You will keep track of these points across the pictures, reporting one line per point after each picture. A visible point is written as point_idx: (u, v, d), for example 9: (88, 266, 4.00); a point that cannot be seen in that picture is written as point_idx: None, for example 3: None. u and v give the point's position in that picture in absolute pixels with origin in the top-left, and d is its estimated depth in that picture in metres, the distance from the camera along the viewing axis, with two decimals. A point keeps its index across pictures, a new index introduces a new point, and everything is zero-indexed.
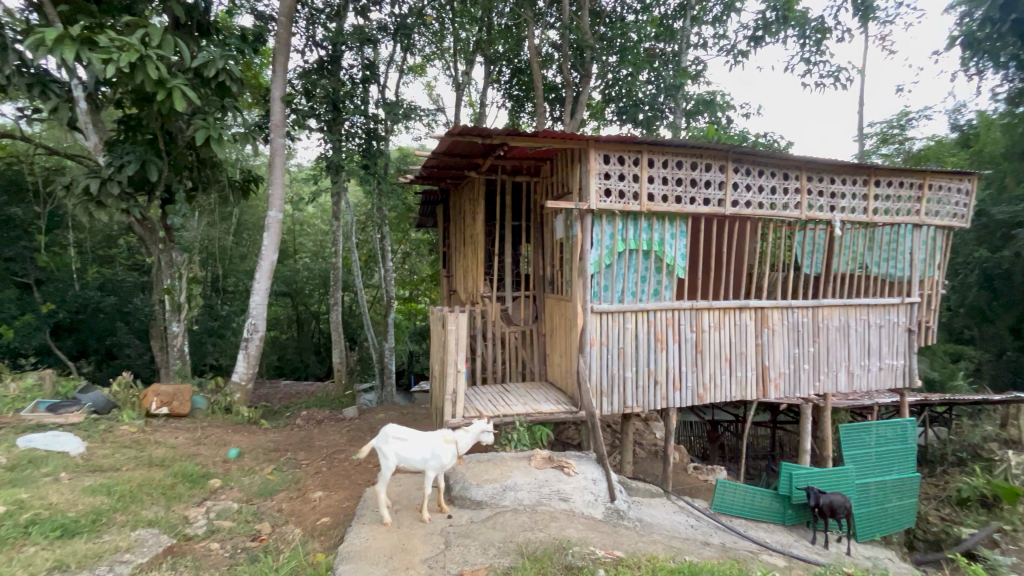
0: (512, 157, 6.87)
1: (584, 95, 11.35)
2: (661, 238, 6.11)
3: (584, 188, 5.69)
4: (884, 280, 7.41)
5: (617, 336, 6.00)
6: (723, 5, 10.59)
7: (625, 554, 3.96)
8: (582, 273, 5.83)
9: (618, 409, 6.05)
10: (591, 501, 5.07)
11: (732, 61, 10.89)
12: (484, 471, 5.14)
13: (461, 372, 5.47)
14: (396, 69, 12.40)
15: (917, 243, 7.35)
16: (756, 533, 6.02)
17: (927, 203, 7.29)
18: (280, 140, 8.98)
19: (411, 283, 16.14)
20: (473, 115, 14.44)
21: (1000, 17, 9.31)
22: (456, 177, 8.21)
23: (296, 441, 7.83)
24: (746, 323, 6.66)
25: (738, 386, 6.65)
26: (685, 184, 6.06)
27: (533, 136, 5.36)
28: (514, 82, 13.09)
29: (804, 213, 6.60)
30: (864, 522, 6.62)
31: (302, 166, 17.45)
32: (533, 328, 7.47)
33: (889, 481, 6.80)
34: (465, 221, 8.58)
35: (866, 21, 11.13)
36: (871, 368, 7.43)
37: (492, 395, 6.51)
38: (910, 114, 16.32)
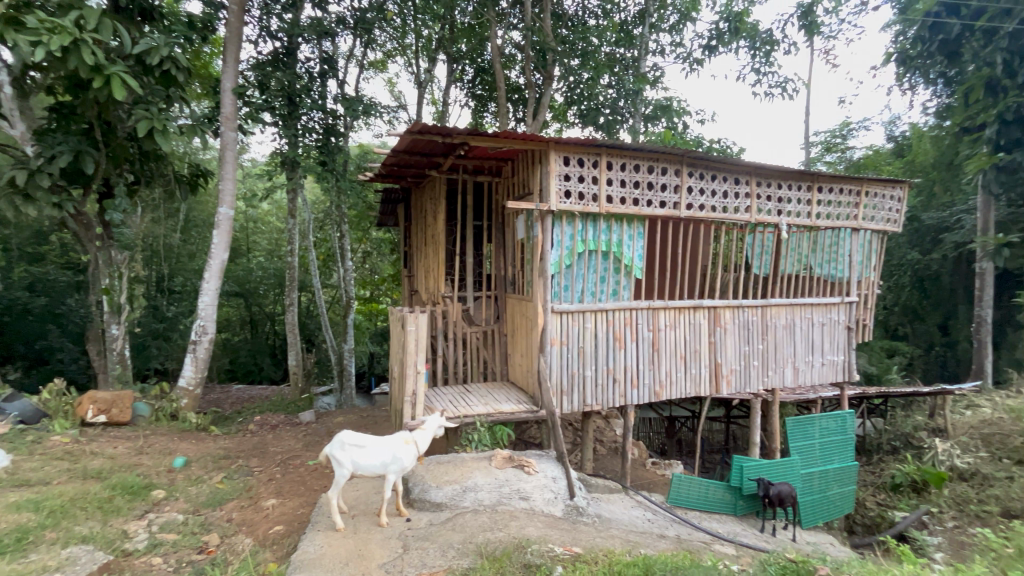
0: (473, 157, 6.85)
1: (546, 96, 11.46)
2: (619, 239, 6.25)
3: (545, 189, 5.75)
4: (826, 281, 7.83)
5: (576, 336, 6.10)
6: (679, 14, 10.94)
7: (583, 550, 4.01)
8: (543, 273, 5.88)
9: (578, 408, 6.14)
10: (551, 499, 5.11)
11: (687, 69, 11.27)
12: (444, 472, 5.10)
13: (421, 373, 5.42)
14: (355, 64, 12.14)
15: (855, 246, 7.82)
16: (709, 525, 6.25)
17: (864, 209, 7.76)
18: (231, 133, 8.63)
19: (372, 283, 15.80)
20: (435, 113, 14.33)
21: (929, 36, 9.99)
22: (417, 176, 8.11)
23: (248, 448, 7.52)
24: (700, 322, 6.90)
25: (693, 383, 6.89)
26: (642, 187, 6.22)
27: (494, 137, 5.36)
28: (478, 82, 13.07)
29: (754, 216, 6.89)
30: (808, 510, 6.99)
31: (257, 162, 16.79)
32: (494, 328, 7.47)
33: (831, 470, 7.21)
34: (427, 220, 8.48)
35: (811, 35, 11.78)
36: (815, 364, 7.86)
37: (454, 396, 6.46)
38: (850, 124, 17.40)
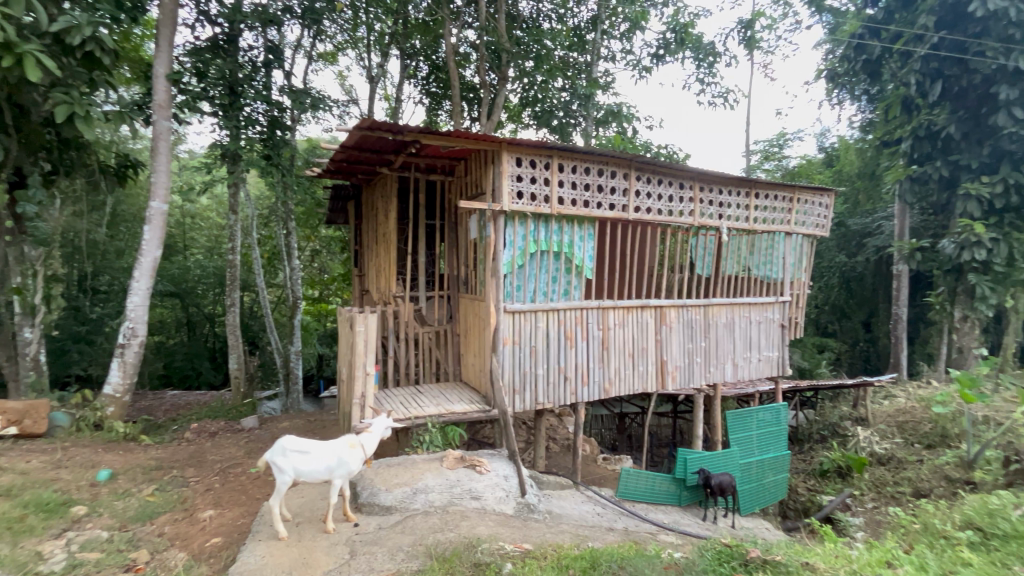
0: (425, 155, 6.76)
1: (500, 97, 11.48)
2: (570, 240, 6.37)
3: (497, 189, 5.78)
4: (763, 282, 8.32)
5: (529, 335, 6.16)
6: (629, 22, 11.24)
7: (533, 546, 4.07)
8: (495, 273, 5.90)
9: (530, 406, 6.21)
10: (502, 497, 5.14)
11: (637, 76, 11.63)
12: (394, 475, 5.02)
13: (371, 375, 5.29)
14: (303, 55, 11.69)
15: (788, 249, 8.37)
16: (655, 516, 6.49)
17: (796, 214, 8.30)
18: (165, 122, 8.08)
19: (321, 282, 15.28)
20: (388, 109, 14.05)
21: (854, 56, 10.62)
22: (368, 173, 7.91)
23: (183, 457, 7.07)
24: (647, 320, 7.15)
25: (640, 379, 7.13)
26: (593, 190, 6.36)
27: (446, 136, 5.32)
28: (432, 79, 12.93)
29: (697, 219, 7.21)
30: (746, 497, 7.41)
31: (195, 154, 15.84)
32: (447, 328, 7.41)
33: (767, 459, 7.68)
34: (378, 219, 8.29)
35: (750, 49, 12.47)
36: (752, 359, 8.33)
37: (405, 397, 6.36)
38: (786, 135, 18.58)
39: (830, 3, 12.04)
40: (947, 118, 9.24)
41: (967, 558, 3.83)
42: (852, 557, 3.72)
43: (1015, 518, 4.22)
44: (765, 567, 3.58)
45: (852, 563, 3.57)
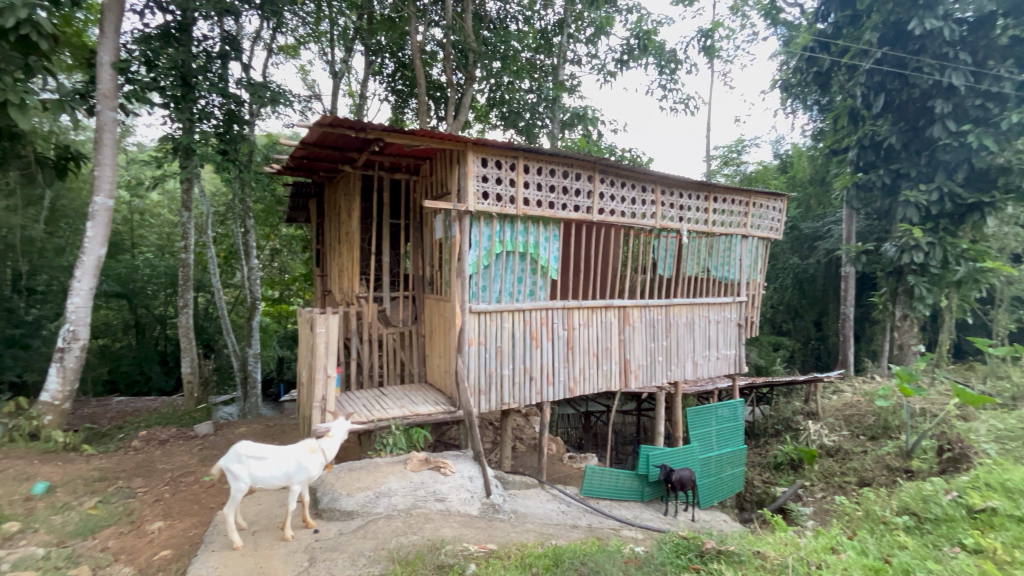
0: (389, 154, 6.66)
1: (466, 97, 11.41)
2: (536, 241, 6.42)
3: (462, 189, 5.76)
4: (721, 283, 8.62)
5: (494, 336, 6.17)
6: (595, 27, 11.41)
7: (497, 546, 4.08)
8: (461, 273, 5.88)
9: (496, 406, 6.22)
10: (467, 498, 5.12)
11: (602, 80, 11.83)
12: (356, 479, 4.93)
13: (332, 377, 5.17)
14: (263, 47, 11.29)
15: (744, 251, 8.70)
16: (618, 512, 6.61)
17: (752, 218, 8.64)
18: (110, 113, 7.65)
19: (282, 283, 14.74)
20: (353, 106, 13.76)
21: (806, 68, 11.17)
22: (330, 170, 7.70)
23: (130, 467, 6.71)
24: (611, 321, 7.29)
25: (604, 378, 7.26)
26: (558, 192, 6.43)
27: (411, 134, 5.26)
28: (398, 76, 12.75)
29: (659, 222, 7.40)
30: (705, 491, 7.66)
31: (145, 147, 15.03)
32: (412, 329, 7.31)
33: (725, 453, 7.96)
34: (341, 218, 8.11)
35: (710, 58, 12.91)
36: (711, 358, 8.62)
37: (368, 399, 6.25)
38: (744, 141, 19.30)
39: (784, 17, 12.62)
40: (889, 129, 9.86)
41: (903, 542, 4.09)
42: (801, 544, 3.92)
43: (946, 502, 4.53)
44: (720, 557, 3.71)
45: (799, 550, 3.76)
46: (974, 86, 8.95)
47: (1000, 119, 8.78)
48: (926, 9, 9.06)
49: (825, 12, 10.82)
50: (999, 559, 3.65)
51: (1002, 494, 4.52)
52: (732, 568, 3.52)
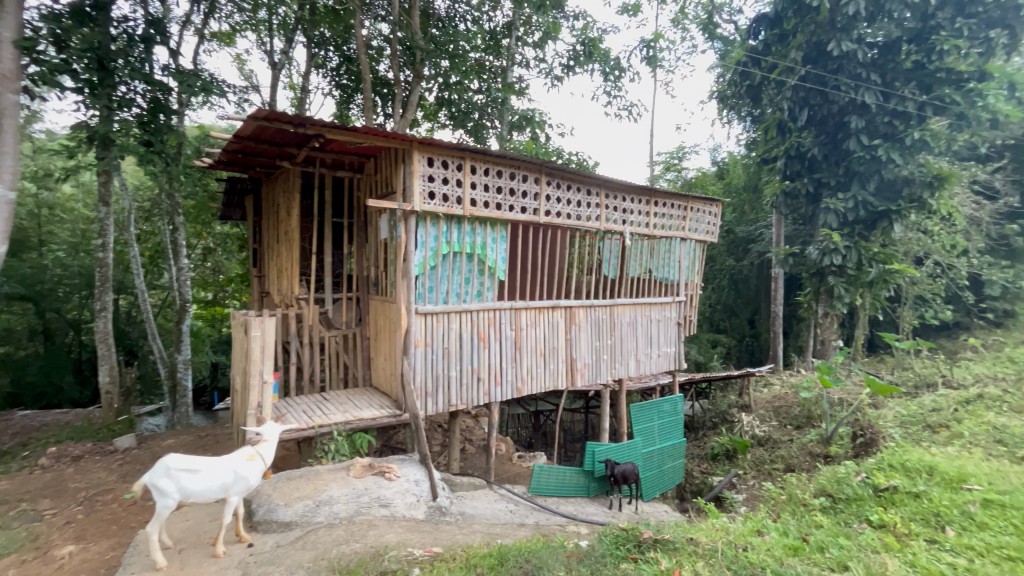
0: (331, 150, 6.44)
1: (415, 94, 11.16)
2: (483, 242, 6.42)
3: (408, 189, 5.68)
4: (663, 283, 9.00)
5: (441, 337, 6.12)
6: (542, 31, 11.58)
7: (442, 549, 4.05)
8: (406, 274, 5.78)
9: (442, 408, 6.16)
10: (413, 502, 5.04)
11: (549, 83, 12.02)
12: (294, 489, 4.74)
13: (269, 383, 4.92)
14: (193, 32, 10.59)
15: (683, 253, 9.12)
16: (565, 508, 6.74)
17: (690, 221, 9.09)
18: (10, 97, 6.75)
19: (215, 284, 13.73)
20: (294, 99, 13.17)
21: (739, 81, 11.90)
22: (268, 165, 7.34)
23: (36, 488, 6.09)
24: (558, 320, 7.43)
25: (551, 377, 7.39)
26: (505, 193, 6.47)
27: (354, 131, 5.13)
28: (343, 71, 12.36)
29: (603, 224, 7.63)
30: (648, 484, 7.96)
31: (56, 135, 13.63)
32: (355, 331, 7.09)
33: (666, 447, 8.32)
34: (279, 216, 7.74)
35: (652, 67, 13.45)
36: (653, 355, 8.98)
37: (309, 405, 6.01)
38: (684, 148, 20.22)
39: (720, 32, 13.40)
40: (812, 141, 10.69)
41: (820, 521, 4.45)
42: (730, 529, 4.18)
43: (856, 483, 4.96)
44: (656, 545, 3.87)
45: (729, 535, 4.01)
46: (883, 104, 9.86)
47: (904, 135, 9.72)
48: (842, 33, 9.92)
49: (756, 30, 11.58)
50: (899, 532, 4.06)
51: (904, 473, 5.01)
52: (668, 555, 3.69)
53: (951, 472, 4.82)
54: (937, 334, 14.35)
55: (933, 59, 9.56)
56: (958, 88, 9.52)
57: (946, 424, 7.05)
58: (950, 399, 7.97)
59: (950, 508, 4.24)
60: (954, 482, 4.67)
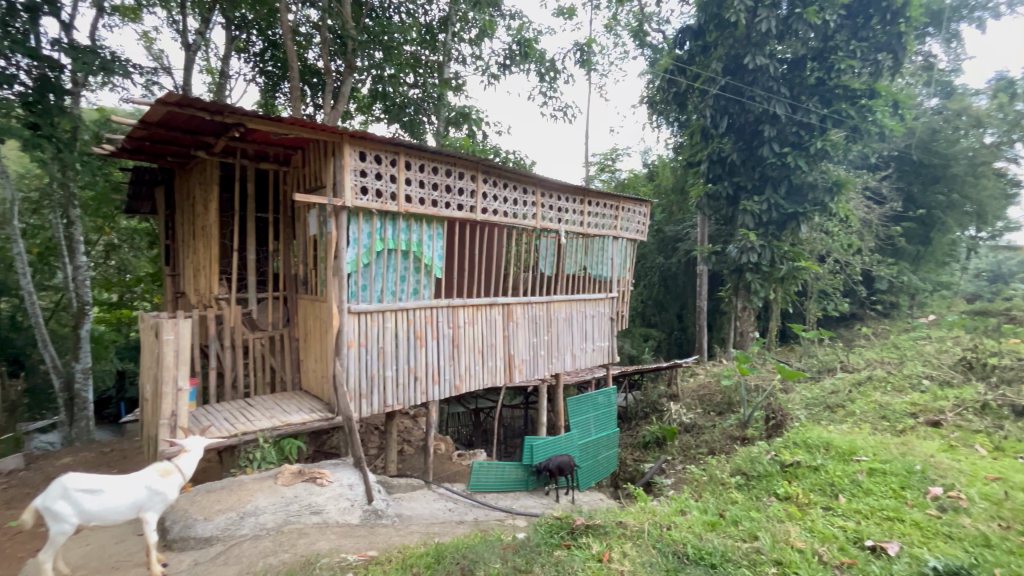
0: (253, 141, 6.06)
1: (346, 86, 10.70)
2: (418, 239, 6.33)
3: (338, 184, 5.47)
4: (596, 280, 9.32)
5: (376, 336, 5.96)
6: (478, 29, 11.56)
7: (378, 552, 3.97)
8: (338, 272, 5.56)
9: (378, 409, 6.01)
10: (347, 507, 4.91)
11: (486, 81, 12.02)
12: (216, 501, 4.44)
13: (184, 391, 4.56)
14: (89, 4, 9.50)
15: (615, 251, 9.49)
16: (504, 503, 6.82)
17: (622, 220, 9.47)
18: None
19: (121, 284, 12.41)
20: (212, 84, 12.21)
21: (667, 88, 12.54)
22: (181, 154, 6.77)
23: None
24: (496, 317, 7.48)
25: (489, 374, 7.44)
26: (441, 190, 6.42)
27: (279, 122, 4.86)
28: (268, 57, 11.63)
29: (539, 222, 7.76)
30: (585, 474, 8.24)
31: None
32: (283, 333, 6.74)
33: (602, 437, 8.65)
34: (195, 210, 7.18)
35: (587, 70, 13.83)
36: (588, 349, 9.28)
37: (232, 411, 5.65)
38: (617, 150, 20.98)
39: (650, 40, 14.06)
40: (730, 147, 11.55)
41: (735, 498, 4.83)
42: (656, 511, 4.45)
43: (766, 461, 5.43)
44: (588, 531, 4.02)
45: (655, 516, 4.26)
46: (791, 115, 10.77)
47: (809, 144, 10.72)
48: (756, 48, 10.73)
49: (681, 40, 12.30)
50: (800, 502, 4.51)
51: (806, 450, 5.55)
52: (598, 539, 3.85)
53: (843, 446, 5.40)
54: (837, 325, 15.95)
55: (832, 76, 10.56)
56: (853, 103, 10.60)
57: (842, 405, 7.86)
58: (846, 382, 8.91)
59: (843, 478, 4.76)
60: (846, 455, 5.25)
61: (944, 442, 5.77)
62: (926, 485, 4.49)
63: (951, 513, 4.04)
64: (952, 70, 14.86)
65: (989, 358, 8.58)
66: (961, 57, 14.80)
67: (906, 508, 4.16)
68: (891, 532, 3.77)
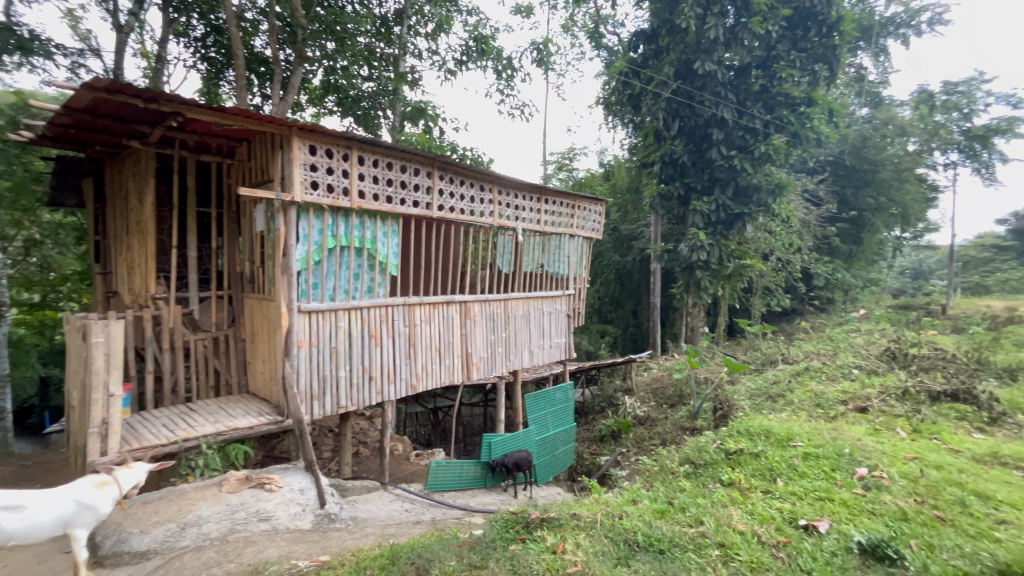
0: (193, 131, 5.74)
1: (296, 77, 10.28)
2: (372, 236, 6.19)
3: (287, 178, 5.27)
4: (553, 278, 9.44)
5: (328, 336, 5.78)
6: (434, 23, 11.41)
7: (330, 557, 3.89)
8: (287, 270, 5.37)
9: (331, 411, 5.84)
10: (298, 513, 4.76)
11: (442, 77, 11.88)
12: (154, 512, 4.20)
13: (116, 398, 4.27)
14: None
15: (571, 249, 9.65)
16: (462, 501, 6.81)
17: (578, 218, 9.62)
18: None
19: (44, 283, 11.37)
20: (147, 69, 11.42)
21: (622, 90, 12.84)
22: (111, 144, 6.31)
23: None
24: (453, 315, 7.44)
25: (446, 372, 7.39)
26: (396, 186, 6.30)
27: (221, 112, 4.62)
28: (210, 42, 11.00)
29: (496, 220, 7.77)
30: (542, 469, 8.36)
31: None
32: (228, 333, 6.42)
33: (559, 432, 8.79)
34: (128, 204, 6.72)
35: (544, 69, 13.94)
36: (545, 346, 9.39)
37: (171, 417, 5.33)
38: (574, 150, 21.29)
39: (605, 42, 14.36)
40: (681, 149, 11.99)
41: (683, 486, 5.05)
42: (608, 502, 4.58)
43: (712, 450, 5.69)
44: (543, 524, 4.08)
45: (607, 506, 4.39)
46: (737, 120, 11.29)
47: (754, 147, 11.28)
48: (705, 54, 11.17)
49: (635, 43, 12.64)
50: (743, 487, 4.77)
51: (748, 438, 5.86)
52: (553, 532, 3.92)
53: (782, 433, 5.75)
54: (779, 319, 16.89)
55: (774, 84, 11.17)
56: (793, 110, 11.19)
57: (782, 394, 8.35)
58: (786, 373, 9.47)
59: (781, 463, 5.07)
60: (784, 441, 5.59)
61: (870, 426, 6.26)
62: (854, 467, 4.85)
63: (874, 491, 4.39)
64: (880, 82, 16.03)
65: (909, 349, 9.35)
66: (888, 71, 16.03)
67: (836, 488, 4.48)
68: (822, 511, 4.06)
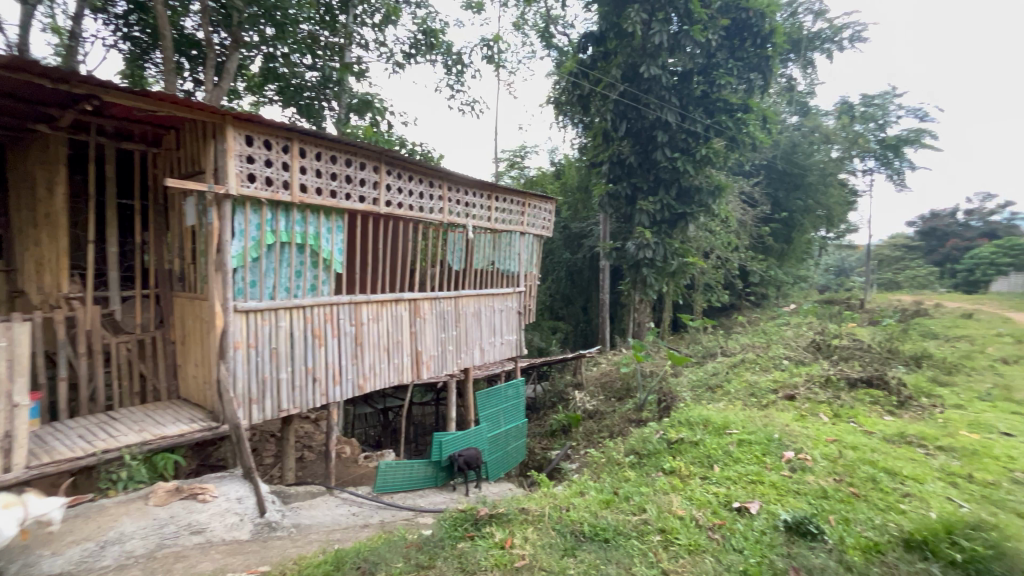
0: (113, 117, 5.29)
1: (232, 62, 9.69)
2: (315, 232, 5.95)
3: (221, 170, 4.97)
4: (504, 275, 9.46)
5: (267, 336, 5.51)
6: (382, 14, 11.10)
7: (270, 567, 3.73)
8: (221, 267, 5.07)
9: (271, 414, 5.58)
10: (235, 523, 4.52)
11: (390, 69, 11.57)
12: (68, 532, 3.85)
13: (22, 408, 3.86)
14: None
15: (522, 247, 9.70)
16: (412, 502, 6.70)
17: (529, 216, 9.68)
18: None
19: None
20: (59, 46, 10.37)
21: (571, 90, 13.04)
22: (14, 127, 5.69)
23: None
24: (401, 313, 7.29)
25: (395, 371, 7.24)
26: (340, 180, 6.08)
27: (144, 96, 4.28)
28: (133, 20, 10.14)
29: (446, 217, 7.68)
30: (494, 465, 8.39)
31: None
32: (155, 335, 5.98)
33: (510, 428, 8.86)
34: (36, 194, 6.09)
35: (495, 66, 13.94)
36: (496, 343, 9.41)
37: (88, 427, 4.90)
38: (526, 148, 21.43)
39: (555, 42, 14.55)
40: (628, 150, 12.37)
41: (628, 476, 5.23)
42: (556, 495, 4.67)
43: (655, 440, 5.93)
44: (492, 520, 4.09)
45: (555, 499, 4.48)
46: (680, 124, 11.77)
47: (695, 150, 11.79)
48: (650, 58, 11.55)
49: (584, 45, 12.89)
50: (683, 474, 5.00)
51: (689, 427, 6.15)
52: (502, 527, 3.95)
53: (719, 422, 6.08)
54: (719, 314, 17.79)
55: (714, 90, 11.74)
56: (731, 116, 11.79)
57: (720, 385, 8.83)
58: (723, 365, 10.02)
59: (717, 450, 5.37)
60: (720, 429, 5.91)
61: (797, 413, 6.74)
62: (782, 451, 5.21)
63: (799, 473, 4.74)
64: (808, 92, 17.25)
65: (832, 340, 10.12)
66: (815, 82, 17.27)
67: (767, 471, 4.80)
68: (753, 493, 4.34)
